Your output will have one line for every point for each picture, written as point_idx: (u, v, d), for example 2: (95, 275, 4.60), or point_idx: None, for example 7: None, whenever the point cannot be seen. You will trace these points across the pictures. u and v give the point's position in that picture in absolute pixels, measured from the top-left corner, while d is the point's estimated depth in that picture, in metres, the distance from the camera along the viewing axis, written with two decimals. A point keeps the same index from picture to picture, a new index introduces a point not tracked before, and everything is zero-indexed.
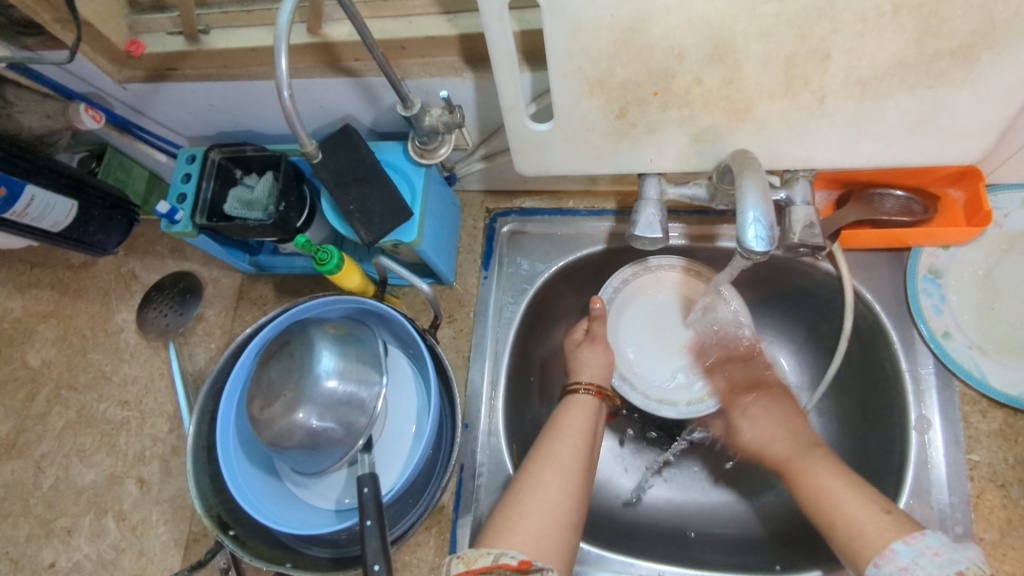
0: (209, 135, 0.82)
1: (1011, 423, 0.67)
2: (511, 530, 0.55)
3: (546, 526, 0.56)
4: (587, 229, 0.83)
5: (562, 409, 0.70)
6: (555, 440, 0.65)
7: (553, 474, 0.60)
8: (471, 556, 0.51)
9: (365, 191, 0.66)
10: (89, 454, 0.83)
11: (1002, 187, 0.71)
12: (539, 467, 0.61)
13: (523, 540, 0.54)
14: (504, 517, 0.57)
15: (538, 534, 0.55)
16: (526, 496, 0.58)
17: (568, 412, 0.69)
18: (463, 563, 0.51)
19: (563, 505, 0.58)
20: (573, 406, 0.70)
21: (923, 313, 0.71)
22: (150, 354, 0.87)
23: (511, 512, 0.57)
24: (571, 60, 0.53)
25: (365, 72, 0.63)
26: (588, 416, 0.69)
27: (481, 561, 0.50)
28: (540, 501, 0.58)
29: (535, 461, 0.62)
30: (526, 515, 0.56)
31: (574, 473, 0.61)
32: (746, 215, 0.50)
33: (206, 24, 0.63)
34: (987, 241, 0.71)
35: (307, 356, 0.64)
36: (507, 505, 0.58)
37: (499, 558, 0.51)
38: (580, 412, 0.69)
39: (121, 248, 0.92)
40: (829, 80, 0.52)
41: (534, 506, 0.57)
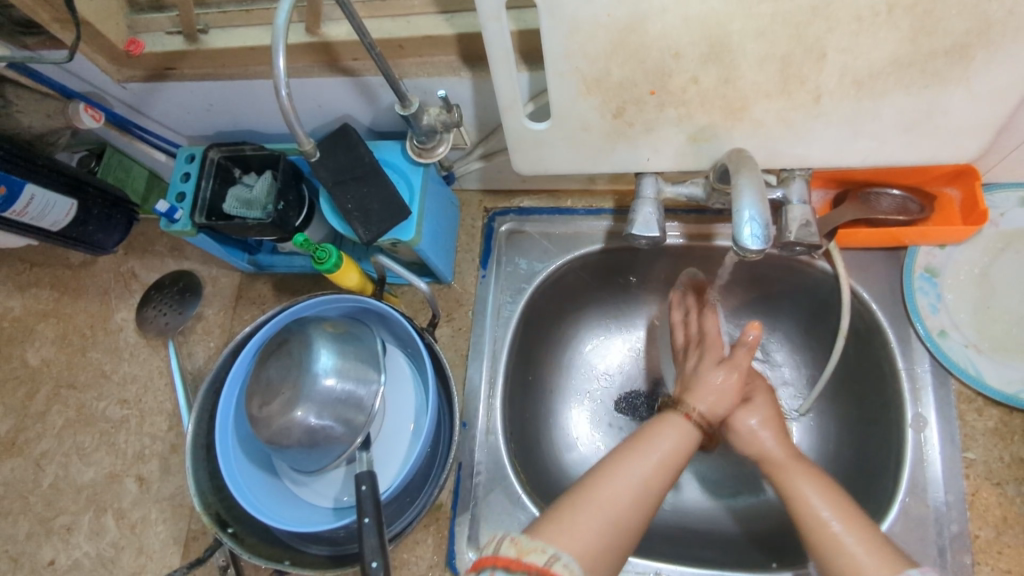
0: (208, 134, 0.82)
1: (1007, 421, 0.67)
2: (571, 531, 0.54)
3: (605, 536, 0.54)
4: (585, 228, 0.83)
5: (659, 425, 0.66)
6: (635, 455, 0.61)
7: (627, 483, 0.58)
8: (524, 545, 0.50)
9: (363, 190, 0.66)
10: (89, 453, 0.83)
11: (999, 186, 0.71)
12: (615, 473, 0.59)
13: (579, 546, 0.53)
14: (567, 515, 0.55)
15: (593, 540, 0.54)
16: (596, 500, 0.57)
17: (664, 432, 0.64)
18: (515, 549, 0.50)
19: (627, 514, 0.57)
20: (669, 420, 0.66)
21: (919, 312, 0.71)
22: (149, 353, 0.87)
23: (578, 511, 0.55)
24: (569, 59, 0.54)
25: (363, 71, 0.63)
26: (681, 442, 0.64)
27: (535, 558, 0.49)
28: (607, 509, 0.56)
29: (616, 468, 0.60)
30: (591, 519, 0.55)
31: (649, 487, 0.59)
32: (741, 213, 0.50)
33: (205, 23, 0.64)
34: (984, 239, 0.72)
35: (305, 354, 0.65)
36: (575, 502, 0.57)
37: (555, 562, 0.50)
38: (675, 434, 0.64)
39: (120, 248, 0.92)
40: (824, 80, 0.52)
41: (598, 510, 0.56)
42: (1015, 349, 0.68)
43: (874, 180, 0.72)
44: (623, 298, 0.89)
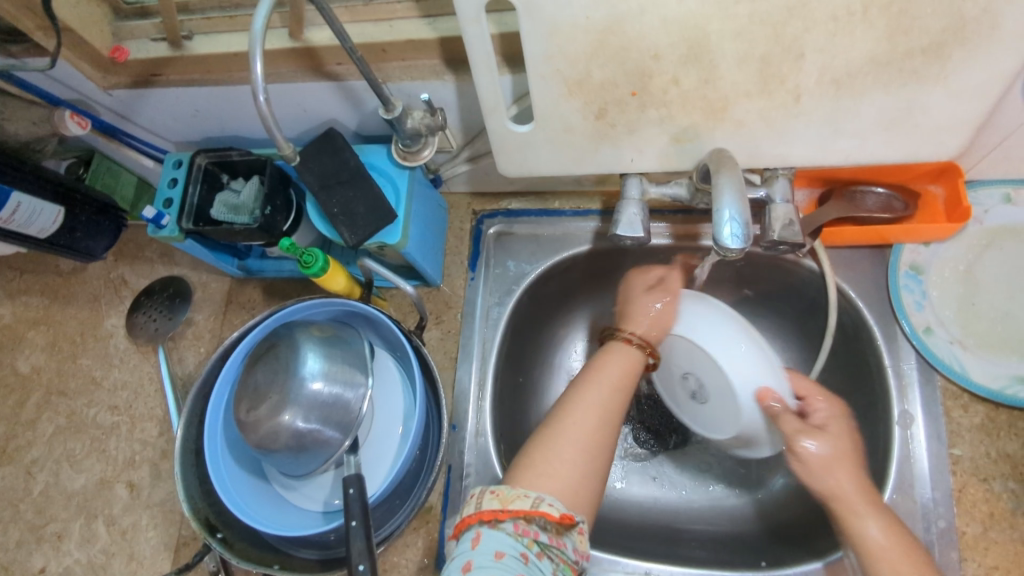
0: (195, 140, 0.82)
1: (993, 417, 0.68)
2: (547, 472, 0.55)
3: (583, 472, 0.57)
4: (572, 229, 0.83)
5: (607, 355, 0.69)
6: (596, 385, 0.64)
7: (587, 414, 0.61)
8: (507, 494, 0.51)
9: (349, 194, 0.66)
10: (79, 460, 0.83)
11: (982, 183, 0.72)
12: (573, 409, 0.61)
13: (558, 486, 0.55)
14: (539, 459, 0.57)
15: (570, 479, 0.56)
16: (561, 437, 0.58)
17: (613, 359, 0.68)
18: (498, 501, 0.51)
19: (596, 447, 0.59)
20: (618, 350, 0.70)
21: (905, 309, 0.71)
22: (139, 359, 0.87)
23: (547, 453, 0.57)
24: (550, 61, 0.54)
25: (347, 75, 0.63)
26: (628, 365, 0.68)
27: (518, 504, 0.50)
28: (580, 445, 0.58)
29: (573, 404, 0.62)
30: (563, 461, 0.56)
31: (609, 416, 0.62)
32: (721, 213, 0.50)
33: (189, 29, 0.64)
34: (969, 236, 0.72)
35: (292, 358, 0.65)
36: (543, 443, 0.58)
37: (539, 505, 0.50)
38: (622, 359, 0.69)
39: (110, 254, 0.92)
40: (804, 78, 0.53)
41: (570, 447, 0.58)
42: (999, 345, 0.69)
43: (859, 178, 0.72)
44: (612, 299, 0.89)
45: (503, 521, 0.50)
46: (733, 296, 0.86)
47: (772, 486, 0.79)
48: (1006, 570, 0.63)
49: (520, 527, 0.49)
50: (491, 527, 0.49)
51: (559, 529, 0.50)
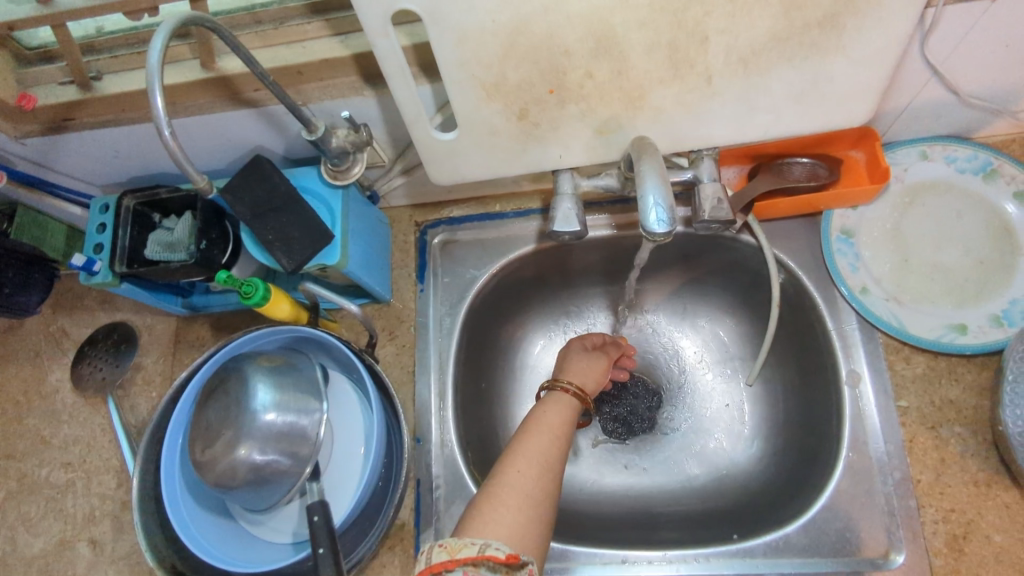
0: (121, 181, 0.80)
1: (934, 365, 0.70)
2: (493, 518, 0.52)
3: (528, 519, 0.53)
4: (516, 230, 0.84)
5: (540, 405, 0.66)
6: (535, 434, 0.61)
7: (529, 460, 0.58)
8: (453, 545, 0.48)
9: (282, 219, 0.65)
10: (35, 523, 0.80)
11: (899, 143, 0.74)
12: (514, 456, 0.58)
13: (507, 530, 0.52)
14: (485, 508, 0.53)
15: (517, 523, 0.52)
16: (504, 484, 0.55)
17: (546, 408, 0.65)
18: (446, 552, 0.48)
19: (540, 490, 0.56)
20: (552, 397, 0.67)
21: (840, 273, 0.74)
22: (89, 412, 0.84)
23: (492, 500, 0.54)
24: (463, 67, 0.54)
25: (266, 100, 0.62)
26: (567, 413, 0.65)
27: (465, 551, 0.48)
28: (524, 491, 0.55)
29: (512, 452, 0.59)
30: (509, 505, 0.53)
31: (551, 460, 0.59)
32: (646, 199, 0.51)
33: (97, 70, 0.63)
34: (891, 195, 0.75)
35: (242, 392, 0.64)
36: (487, 493, 0.54)
37: (485, 551, 0.48)
38: (559, 407, 0.66)
39: (47, 306, 0.89)
40: (711, 60, 0.54)
41: (511, 493, 0.54)
42: (931, 298, 0.71)
43: (784, 151, 0.74)
44: (566, 294, 0.90)
45: (452, 571, 0.47)
46: (681, 277, 0.87)
47: (738, 459, 0.81)
48: (961, 512, 0.65)
49: (469, 575, 0.46)
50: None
51: (508, 571, 0.48)
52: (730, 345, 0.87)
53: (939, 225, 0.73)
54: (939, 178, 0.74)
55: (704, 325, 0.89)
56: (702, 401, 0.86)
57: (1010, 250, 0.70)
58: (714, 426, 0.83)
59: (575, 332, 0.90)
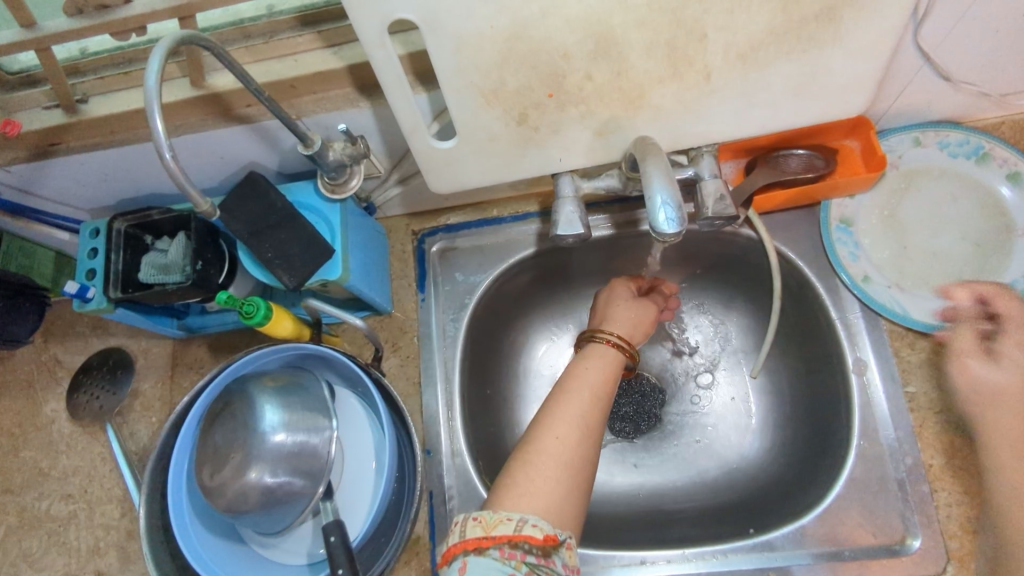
0: (110, 205, 0.79)
1: (938, 350, 0.71)
2: (529, 490, 0.52)
3: (564, 488, 0.53)
4: (515, 234, 0.83)
5: (583, 358, 0.66)
6: (575, 394, 0.60)
7: (569, 427, 0.57)
8: (489, 520, 0.49)
9: (281, 236, 0.64)
10: (38, 558, 0.78)
11: (891, 129, 0.75)
12: (552, 421, 0.57)
13: (543, 503, 0.51)
14: (522, 477, 0.53)
15: (555, 495, 0.52)
16: (542, 453, 0.55)
17: (587, 363, 0.65)
18: (481, 528, 0.48)
19: (578, 459, 0.55)
20: (595, 350, 0.67)
21: (841, 261, 0.74)
22: (88, 441, 0.82)
23: (528, 469, 0.53)
24: (462, 74, 0.54)
25: (259, 116, 0.61)
26: (609, 367, 0.65)
27: (502, 530, 0.48)
28: (560, 461, 0.54)
29: (550, 416, 0.58)
30: (547, 476, 0.53)
31: (589, 425, 0.58)
32: (654, 200, 0.51)
33: (83, 92, 0.61)
34: (887, 181, 0.75)
35: (249, 414, 0.63)
36: (524, 461, 0.54)
37: (523, 528, 0.48)
38: (604, 362, 0.65)
39: (37, 336, 0.87)
40: (710, 58, 0.54)
41: (548, 464, 0.54)
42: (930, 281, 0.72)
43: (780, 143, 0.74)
44: (567, 295, 0.90)
45: (488, 548, 0.47)
46: (681, 272, 0.87)
47: (748, 451, 0.81)
48: (973, 494, 0.66)
49: (506, 552, 0.47)
50: (476, 555, 0.47)
51: (545, 552, 0.48)
52: (735, 338, 0.87)
53: (934, 209, 0.74)
54: (932, 164, 0.74)
55: (706, 319, 0.88)
56: (708, 394, 0.85)
57: (1005, 231, 0.71)
58: (721, 421, 0.83)
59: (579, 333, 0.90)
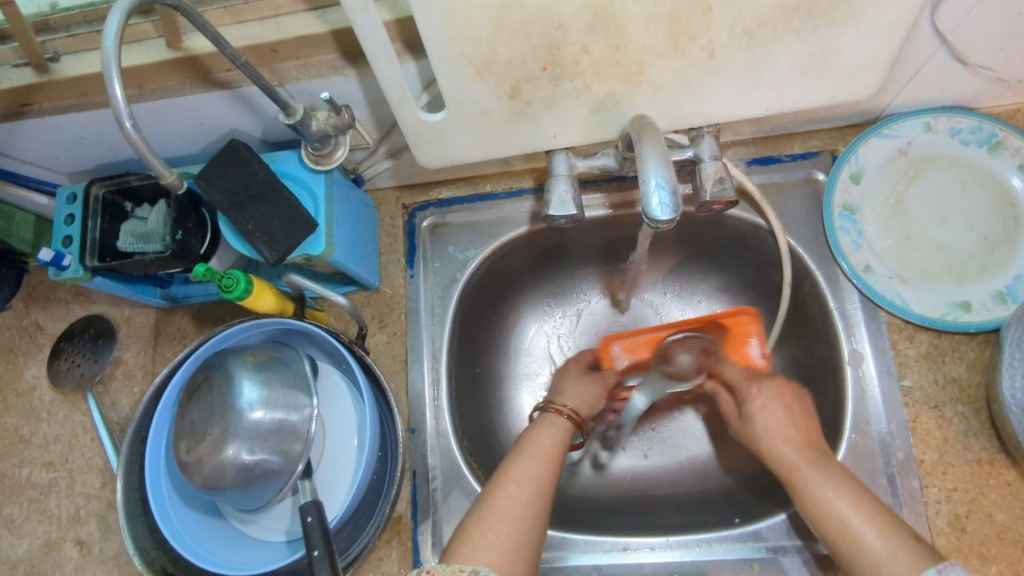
0: (89, 169, 0.76)
1: (937, 343, 0.69)
2: (483, 544, 0.51)
3: (516, 542, 0.52)
4: (508, 212, 0.81)
5: (536, 426, 0.66)
6: (530, 457, 0.60)
7: (521, 485, 0.57)
8: (441, 572, 0.48)
9: (262, 208, 0.62)
10: (19, 524, 0.78)
11: (901, 113, 0.71)
12: (505, 479, 0.57)
13: (495, 556, 0.51)
14: (474, 532, 0.53)
15: (507, 550, 0.51)
16: (495, 509, 0.54)
17: (539, 430, 0.65)
18: None
19: (530, 515, 0.55)
20: (547, 419, 0.67)
21: (843, 250, 0.72)
22: (69, 409, 0.81)
23: (482, 525, 0.53)
24: (451, 44, 0.51)
25: (239, 81, 0.58)
26: (561, 436, 0.65)
27: None
28: (513, 517, 0.54)
29: (505, 475, 0.58)
30: (499, 530, 0.53)
31: (542, 485, 0.58)
32: (648, 183, 0.49)
33: (54, 50, 0.58)
34: (895, 168, 0.72)
35: (228, 389, 0.62)
36: (477, 517, 0.54)
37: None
38: (554, 430, 0.65)
39: (18, 300, 0.86)
40: (714, 33, 0.51)
41: (502, 519, 0.53)
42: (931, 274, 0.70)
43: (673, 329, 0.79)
44: (561, 276, 0.88)
45: None
46: (677, 256, 0.85)
47: None
48: (964, 491, 0.64)
49: None
50: None
51: None
52: None
53: (939, 198, 0.71)
54: (944, 151, 0.71)
55: (702, 303, 0.86)
56: None
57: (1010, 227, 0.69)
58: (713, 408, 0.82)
59: (571, 315, 0.88)
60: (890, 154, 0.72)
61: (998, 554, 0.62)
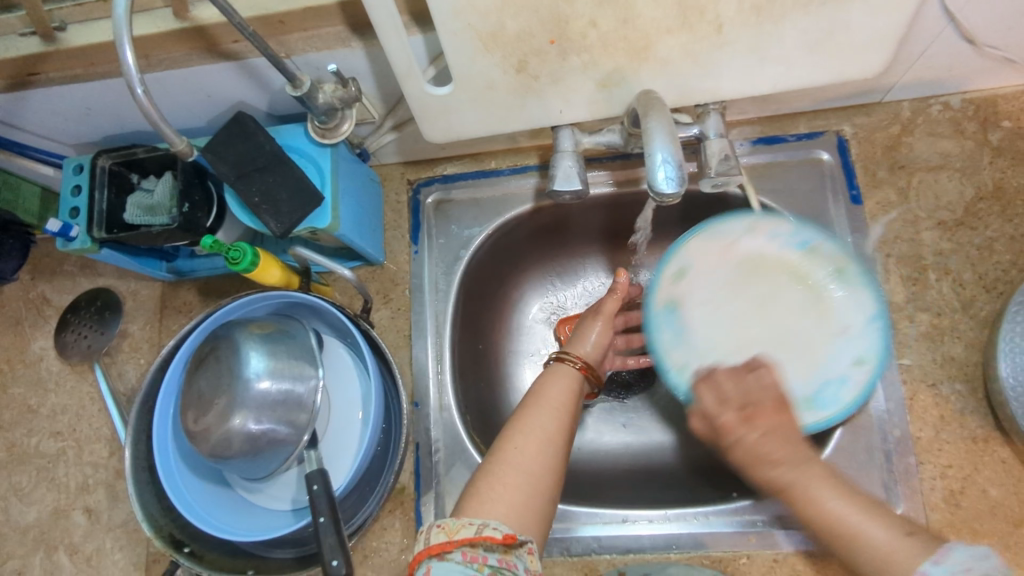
0: (95, 141, 0.76)
1: (937, 323, 0.68)
2: (491, 497, 0.52)
3: (525, 492, 0.53)
4: (513, 188, 0.81)
5: (544, 378, 0.65)
6: (538, 411, 0.59)
7: (529, 437, 0.57)
8: (451, 525, 0.49)
9: (269, 180, 0.62)
10: (28, 492, 0.79)
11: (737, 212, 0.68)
12: (513, 433, 0.57)
13: (504, 509, 0.51)
14: (484, 485, 0.53)
15: (516, 500, 0.52)
16: (503, 462, 0.55)
17: (551, 384, 0.64)
18: (444, 534, 0.49)
19: (541, 467, 0.55)
20: (561, 368, 0.66)
21: (663, 349, 0.72)
22: (76, 380, 0.82)
23: (491, 478, 0.54)
24: (458, 16, 0.51)
25: (246, 53, 0.58)
26: (571, 387, 0.63)
27: (462, 533, 0.49)
28: (520, 467, 0.54)
29: (512, 429, 0.58)
30: (508, 482, 0.53)
31: (551, 436, 0.57)
32: (654, 157, 0.49)
33: (60, 19, 0.58)
34: (722, 268, 0.73)
35: (234, 359, 0.62)
36: (486, 470, 0.54)
37: (483, 531, 0.49)
38: (566, 382, 0.64)
39: (25, 273, 0.86)
40: (723, 8, 0.51)
41: (509, 470, 0.54)
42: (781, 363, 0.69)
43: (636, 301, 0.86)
44: (565, 255, 0.88)
45: (451, 552, 0.48)
46: (681, 235, 0.85)
47: None
48: (958, 468, 0.65)
49: (468, 555, 0.48)
50: (438, 560, 0.48)
51: (506, 550, 0.49)
52: None
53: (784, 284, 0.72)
54: (767, 252, 0.71)
55: None
56: None
57: (1012, 207, 0.69)
58: None
59: (574, 292, 0.88)
60: (714, 251, 0.72)
61: (990, 529, 0.63)
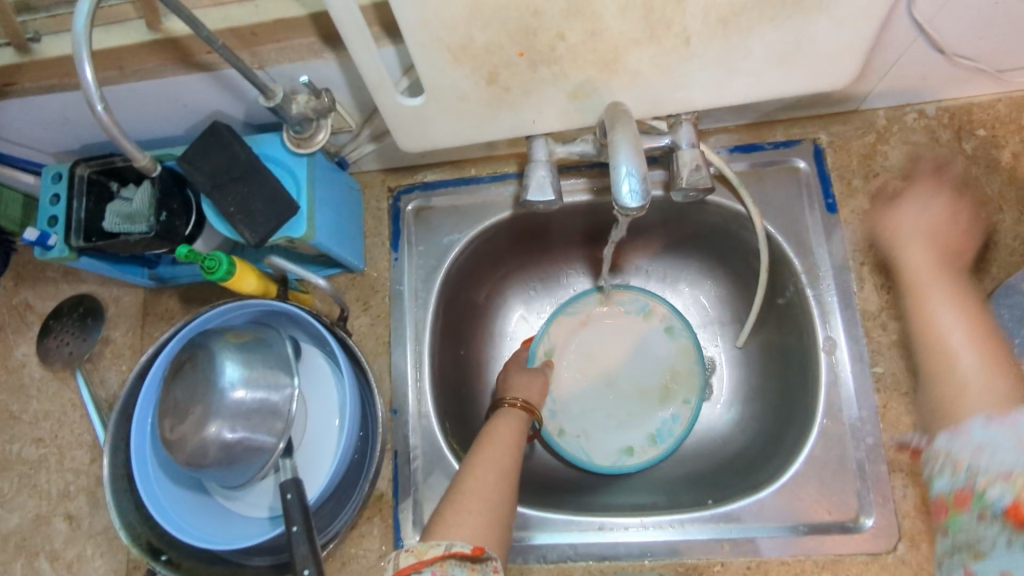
0: (75, 149, 0.76)
1: (910, 332, 0.69)
2: (456, 522, 0.54)
3: (489, 519, 0.55)
4: (493, 196, 0.81)
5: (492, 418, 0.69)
6: (493, 446, 0.62)
7: (488, 468, 0.60)
8: (420, 548, 0.50)
9: (244, 189, 0.62)
10: (9, 499, 0.80)
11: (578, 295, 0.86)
12: (473, 466, 0.60)
13: (470, 532, 0.53)
14: (449, 513, 0.55)
15: (481, 526, 0.54)
16: (466, 491, 0.57)
17: (499, 423, 0.67)
18: (413, 555, 0.49)
19: (497, 494, 0.58)
20: (506, 412, 0.70)
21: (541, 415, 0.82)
22: (58, 387, 0.82)
23: (455, 507, 0.55)
24: (426, 28, 0.51)
25: (220, 64, 0.59)
26: (519, 427, 0.67)
27: (432, 552, 0.49)
28: (482, 497, 0.57)
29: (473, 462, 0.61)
30: (472, 509, 0.55)
31: (507, 468, 0.61)
32: (618, 170, 0.49)
33: (35, 30, 0.58)
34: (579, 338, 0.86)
35: (210, 369, 0.63)
36: (451, 499, 0.56)
37: (451, 548, 0.50)
38: (513, 421, 0.68)
39: (8, 279, 0.86)
40: (689, 21, 0.51)
41: (470, 498, 0.56)
42: (632, 423, 0.82)
43: None
44: (546, 262, 0.88)
45: (421, 571, 0.48)
46: (661, 241, 0.85)
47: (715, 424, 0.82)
48: None
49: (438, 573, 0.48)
50: None
51: (473, 565, 0.50)
52: (711, 309, 0.86)
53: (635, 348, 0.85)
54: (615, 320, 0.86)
55: (685, 289, 0.88)
56: None
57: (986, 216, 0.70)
58: None
59: (556, 299, 0.90)
60: (569, 326, 0.86)
61: None
